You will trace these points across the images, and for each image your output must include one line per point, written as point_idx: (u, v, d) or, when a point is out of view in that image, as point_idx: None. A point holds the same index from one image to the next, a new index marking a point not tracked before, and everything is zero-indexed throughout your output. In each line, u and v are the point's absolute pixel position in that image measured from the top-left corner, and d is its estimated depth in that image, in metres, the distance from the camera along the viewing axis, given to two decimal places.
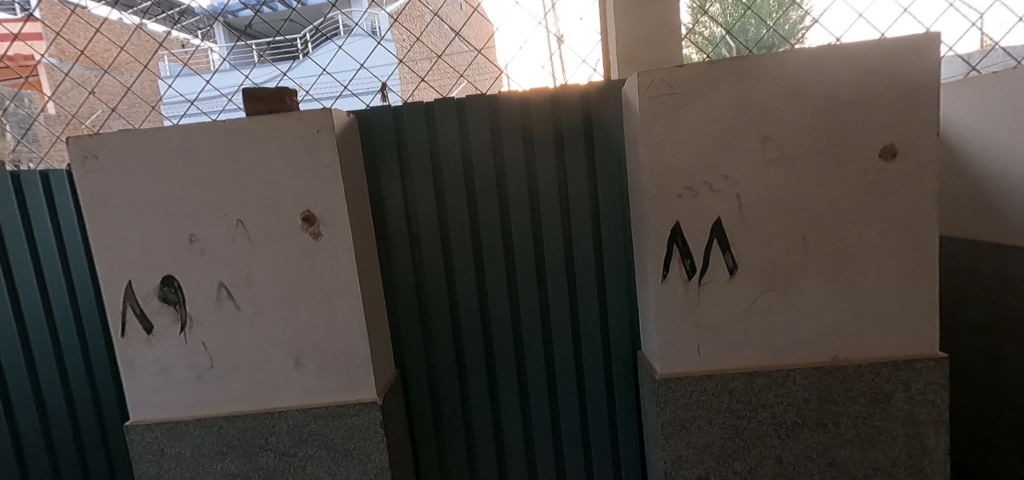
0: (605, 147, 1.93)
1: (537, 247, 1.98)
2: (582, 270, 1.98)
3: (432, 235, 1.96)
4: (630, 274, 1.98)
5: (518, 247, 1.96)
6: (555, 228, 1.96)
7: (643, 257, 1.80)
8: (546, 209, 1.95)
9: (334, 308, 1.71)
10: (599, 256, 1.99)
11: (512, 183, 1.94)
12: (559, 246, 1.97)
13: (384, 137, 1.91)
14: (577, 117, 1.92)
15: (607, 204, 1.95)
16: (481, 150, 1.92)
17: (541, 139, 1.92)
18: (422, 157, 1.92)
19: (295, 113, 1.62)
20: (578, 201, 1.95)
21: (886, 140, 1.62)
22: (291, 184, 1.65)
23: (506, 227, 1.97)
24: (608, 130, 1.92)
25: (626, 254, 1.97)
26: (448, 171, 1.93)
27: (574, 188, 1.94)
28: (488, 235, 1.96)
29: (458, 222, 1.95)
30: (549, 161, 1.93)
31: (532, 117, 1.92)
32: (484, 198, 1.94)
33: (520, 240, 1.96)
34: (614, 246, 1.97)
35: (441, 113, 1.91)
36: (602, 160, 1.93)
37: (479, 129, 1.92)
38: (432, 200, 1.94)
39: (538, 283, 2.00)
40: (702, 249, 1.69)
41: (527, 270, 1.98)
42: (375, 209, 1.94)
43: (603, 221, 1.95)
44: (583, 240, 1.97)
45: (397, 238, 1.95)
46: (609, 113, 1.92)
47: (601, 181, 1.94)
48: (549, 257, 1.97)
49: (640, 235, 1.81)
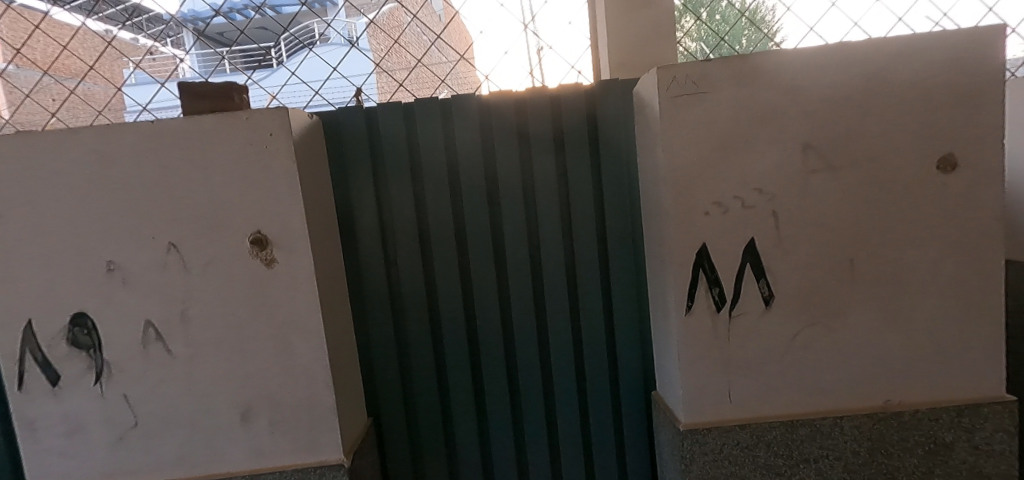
0: (612, 156, 1.66)
1: (536, 273, 1.71)
2: (589, 300, 1.70)
3: (412, 257, 1.66)
4: (643, 303, 1.71)
5: (513, 274, 1.68)
6: (556, 251, 1.68)
7: (661, 284, 1.53)
8: (546, 229, 1.67)
9: (291, 351, 1.40)
10: (607, 283, 1.72)
11: (506, 198, 1.65)
12: (561, 272, 1.69)
13: (354, 143, 1.61)
14: (580, 122, 1.66)
15: (616, 222, 1.68)
16: (469, 158, 1.64)
17: (540, 146, 1.65)
18: (399, 167, 1.63)
19: (242, 113, 1.33)
20: (583, 218, 1.68)
21: (943, 149, 1.39)
22: (237, 199, 1.35)
23: (500, 249, 1.69)
24: (617, 137, 1.66)
25: (639, 281, 1.70)
26: (431, 183, 1.64)
27: (579, 203, 1.67)
28: (478, 257, 1.67)
29: (443, 245, 1.66)
30: (550, 173, 1.66)
31: (530, 122, 1.65)
32: (474, 216, 1.65)
33: (516, 265, 1.68)
34: (625, 271, 1.70)
35: (422, 116, 1.62)
36: (609, 170, 1.67)
37: (467, 135, 1.63)
38: (412, 217, 1.65)
39: (536, 313, 1.71)
40: (734, 276, 1.43)
41: (524, 300, 1.69)
42: (344, 229, 1.64)
43: (611, 241, 1.69)
44: (590, 264, 1.69)
45: (370, 261, 1.65)
46: (617, 115, 1.65)
47: (610, 194, 1.67)
48: (550, 284, 1.69)
49: (657, 259, 1.55)
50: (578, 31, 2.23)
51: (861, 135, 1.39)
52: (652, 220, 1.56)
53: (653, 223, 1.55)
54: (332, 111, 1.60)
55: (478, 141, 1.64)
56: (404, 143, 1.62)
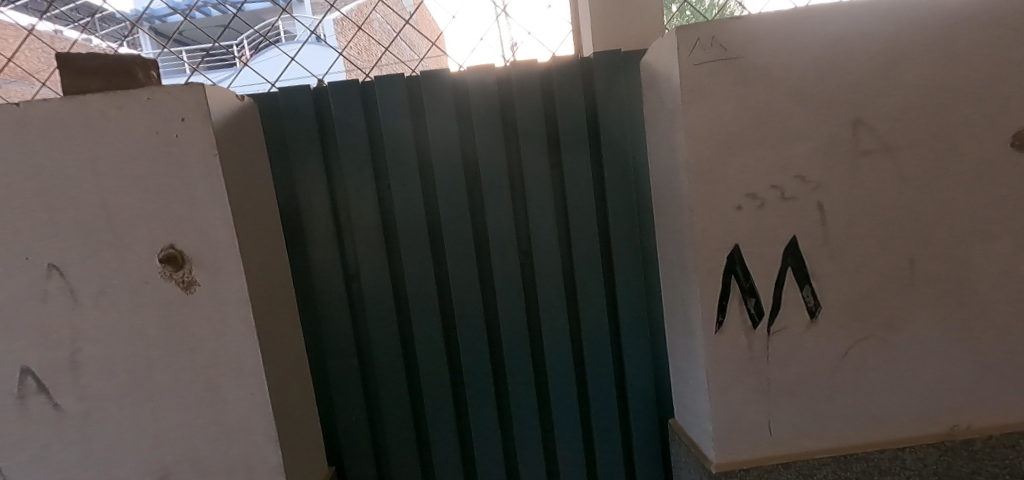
0: (615, 144, 1.39)
1: (528, 287, 1.43)
2: (592, 316, 1.43)
3: (379, 273, 1.36)
4: (654, 317, 1.46)
5: (501, 289, 1.40)
6: (552, 259, 1.40)
7: (681, 295, 1.27)
8: (539, 233, 1.39)
9: (222, 396, 1.11)
10: (612, 295, 1.45)
11: (490, 197, 1.37)
12: (559, 284, 1.41)
13: (300, 133, 1.30)
14: (577, 103, 1.38)
15: (622, 222, 1.41)
16: (444, 150, 1.35)
17: (530, 134, 1.37)
18: (357, 162, 1.32)
19: (143, 92, 1.03)
20: (583, 219, 1.40)
21: (1018, 122, 1.14)
22: (141, 205, 1.05)
23: (484, 259, 1.41)
24: (620, 121, 1.39)
25: (651, 291, 1.45)
26: (397, 180, 1.34)
27: (578, 201, 1.40)
28: (459, 268, 1.38)
29: (415, 255, 1.36)
30: (542, 166, 1.38)
31: (516, 104, 1.37)
32: (452, 220, 1.36)
33: (504, 278, 1.40)
34: (634, 281, 1.43)
35: (385, 98, 1.32)
36: (612, 160, 1.40)
37: (441, 121, 1.34)
38: (376, 223, 1.34)
39: (529, 332, 1.43)
40: (773, 283, 1.16)
41: (516, 320, 1.41)
42: (291, 239, 1.33)
43: (616, 245, 1.41)
44: (593, 273, 1.42)
45: (325, 278, 1.34)
46: (619, 95, 1.39)
47: (614, 189, 1.40)
48: (545, 299, 1.41)
49: (675, 264, 1.28)
50: (560, 14, 1.85)
51: (923, 106, 1.13)
52: (667, 218, 1.30)
53: (669, 221, 1.28)
54: (271, 93, 1.29)
55: (454, 128, 1.35)
56: (362, 131, 1.32)
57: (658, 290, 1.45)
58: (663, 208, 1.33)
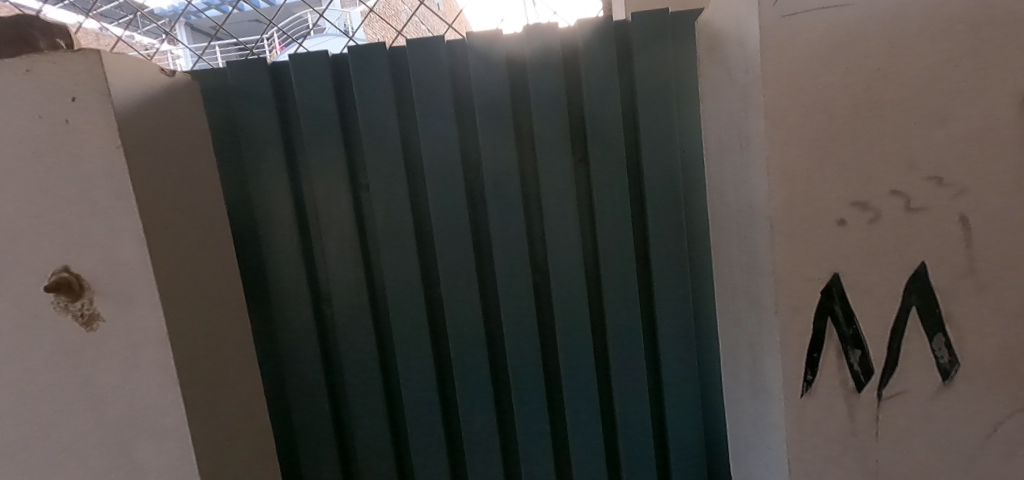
0: (659, 134, 1.07)
1: (544, 314, 1.13)
2: (625, 355, 1.12)
3: (355, 296, 1.08)
4: (705, 354, 1.14)
5: (509, 319, 1.10)
6: (575, 281, 1.10)
7: (749, 336, 0.95)
8: (558, 248, 1.10)
9: (137, 465, 0.85)
10: (650, 327, 1.14)
11: (496, 203, 1.08)
12: (584, 313, 1.10)
13: (254, 121, 1.03)
14: (610, 81, 1.06)
15: (666, 234, 1.09)
16: (437, 142, 1.05)
17: (547, 122, 1.07)
18: (328, 158, 1.05)
19: (21, 63, 0.76)
20: (616, 231, 1.09)
21: None
22: (21, 214, 0.78)
23: (488, 280, 1.12)
24: (667, 104, 1.06)
25: (700, 322, 1.13)
26: (378, 181, 1.05)
27: (608, 207, 1.09)
28: (455, 290, 1.09)
29: (400, 273, 1.08)
30: (563, 163, 1.08)
31: (530, 84, 1.06)
32: (447, 230, 1.07)
33: (513, 305, 1.10)
34: (681, 309, 1.11)
35: (361, 77, 1.04)
36: (655, 154, 1.07)
37: (433, 106, 1.05)
38: (351, 233, 1.07)
39: (546, 370, 1.14)
40: (887, 331, 0.81)
41: (529, 357, 1.11)
42: (247, 254, 1.06)
43: (658, 264, 1.10)
44: (627, 300, 1.10)
45: (288, 303, 1.08)
46: (666, 69, 1.06)
47: (656, 192, 1.08)
48: (564, 332, 1.11)
49: (743, 294, 0.95)
50: None
51: None
52: (737, 232, 0.94)
53: (735, 235, 0.95)
54: (220, 71, 1.02)
55: (451, 114, 1.05)
56: (334, 118, 1.04)
57: (710, 321, 1.13)
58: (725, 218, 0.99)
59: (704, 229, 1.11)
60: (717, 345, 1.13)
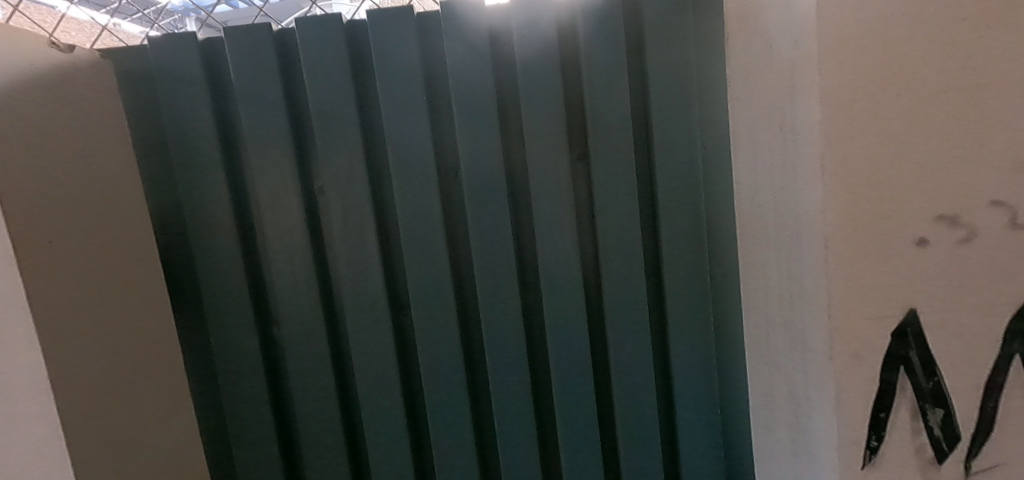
0: (674, 129, 0.88)
1: (536, 343, 0.96)
2: (631, 392, 0.93)
3: (308, 321, 0.90)
4: (731, 393, 0.94)
5: (492, 349, 0.92)
6: (573, 305, 0.92)
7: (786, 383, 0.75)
8: (552, 264, 0.91)
9: None
10: (665, 359, 0.95)
11: (477, 211, 0.89)
12: (583, 343, 0.92)
13: (184, 111, 0.85)
14: (615, 65, 0.87)
15: (684, 247, 0.90)
16: (406, 138, 0.87)
17: (539, 115, 0.88)
18: (273, 156, 0.86)
19: None
20: (621, 245, 0.91)
21: None
22: None
23: (470, 302, 0.94)
24: (686, 92, 0.87)
25: (727, 355, 0.93)
26: (334, 184, 0.87)
27: (612, 217, 0.90)
28: (428, 314, 0.91)
29: (361, 293, 0.90)
30: (559, 163, 0.89)
31: (518, 69, 0.87)
32: (416, 243, 0.89)
33: (497, 333, 0.92)
34: (702, 339, 0.92)
35: (312, 61, 0.85)
36: (671, 151, 0.88)
37: (400, 95, 0.86)
38: (303, 244, 0.88)
39: (537, 407, 0.97)
40: (980, 387, 0.61)
41: (521, 395, 0.93)
42: (178, 269, 0.89)
43: (672, 284, 0.91)
44: (635, 328, 0.92)
45: (226, 329, 0.89)
46: (687, 50, 0.86)
47: (671, 198, 0.89)
48: (557, 366, 0.93)
49: (775, 329, 0.76)
50: None
51: None
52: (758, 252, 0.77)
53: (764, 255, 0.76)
54: (143, 51, 0.86)
55: (423, 105, 0.87)
56: (280, 109, 0.86)
57: (741, 353, 0.93)
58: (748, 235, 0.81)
59: (732, 241, 0.91)
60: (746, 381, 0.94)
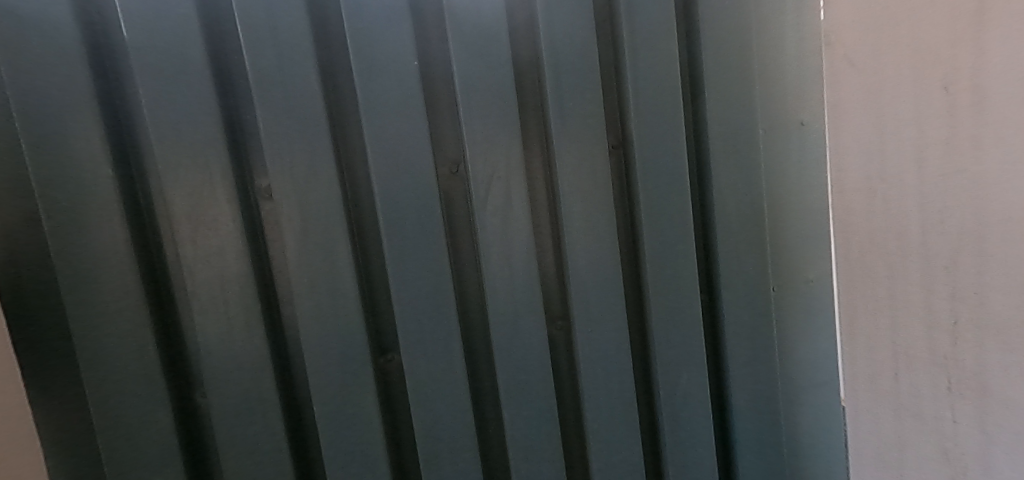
0: (732, 113, 0.68)
1: (564, 390, 0.73)
2: (688, 449, 0.73)
3: (252, 380, 0.61)
4: (799, 437, 0.76)
5: (513, 406, 0.68)
6: (617, 339, 0.70)
7: (937, 419, 0.60)
8: (591, 287, 0.69)
9: None
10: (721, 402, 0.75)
11: (492, 222, 0.65)
12: (627, 388, 0.71)
13: (40, 74, 0.53)
14: (662, 27, 0.67)
15: (746, 250, 0.71)
16: (394, 120, 0.62)
17: (569, 90, 0.66)
18: (193, 143, 0.57)
19: None
20: (671, 257, 0.70)
21: None
22: None
23: (479, 342, 0.69)
24: (744, 66, 0.68)
25: (792, 390, 0.75)
26: (288, 185, 0.60)
27: (663, 223, 0.69)
28: (423, 363, 0.65)
29: (330, 335, 0.62)
30: (594, 154, 0.68)
31: (541, 29, 0.65)
32: (408, 269, 0.63)
33: (519, 383, 0.68)
34: (765, 374, 0.73)
35: (251, 10, 0.58)
36: (726, 132, 0.68)
37: (384, 63, 0.61)
38: (240, 269, 0.59)
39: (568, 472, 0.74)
40: None
41: (556, 464, 0.70)
42: (31, 315, 0.55)
43: (732, 309, 0.71)
44: (690, 366, 0.72)
45: (117, 415, 0.57)
46: (746, 12, 0.67)
47: (730, 197, 0.69)
48: (598, 422, 0.71)
49: (910, 350, 0.62)
50: None
51: None
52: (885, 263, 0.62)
53: (888, 261, 0.62)
54: None
55: (416, 74, 0.62)
56: (205, 78, 0.57)
57: (811, 386, 0.75)
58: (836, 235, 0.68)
59: (798, 248, 0.73)
60: (817, 419, 0.76)
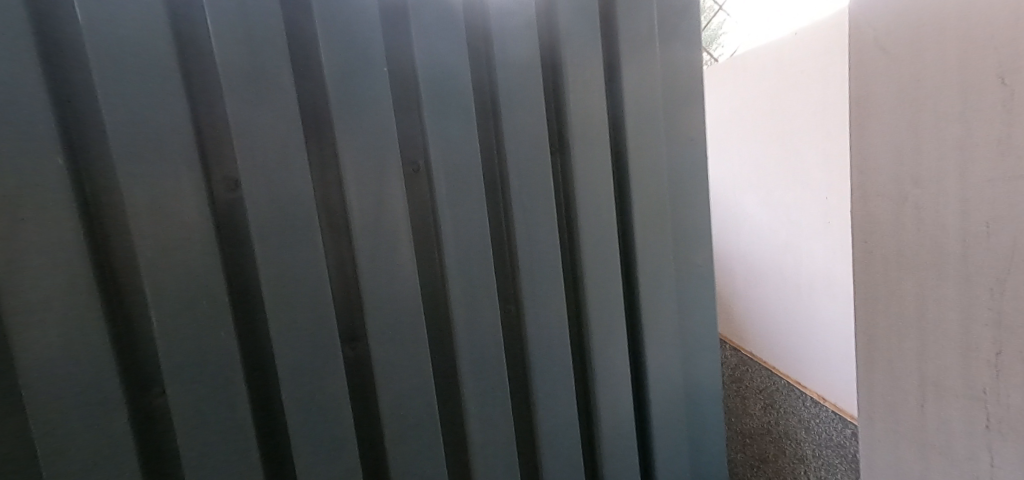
0: (642, 86, 0.68)
1: (520, 396, 0.68)
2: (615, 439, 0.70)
3: (215, 383, 0.56)
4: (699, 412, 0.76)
5: (484, 437, 0.64)
6: (561, 334, 0.66)
7: (971, 463, 0.54)
8: (542, 287, 0.65)
9: None
10: (637, 386, 0.74)
11: (466, 248, 0.61)
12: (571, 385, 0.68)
13: None
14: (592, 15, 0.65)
15: (650, 223, 0.70)
16: (346, 91, 0.56)
17: (516, 68, 0.62)
18: (157, 140, 0.53)
19: None
20: (595, 240, 0.67)
21: None
22: None
23: (440, 336, 0.64)
24: (644, 40, 0.68)
25: (694, 365, 0.75)
26: (256, 191, 0.55)
27: (592, 209, 0.67)
28: (389, 386, 0.60)
29: (292, 331, 0.57)
30: (538, 137, 0.64)
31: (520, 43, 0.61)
32: (376, 284, 0.59)
33: (491, 413, 0.64)
34: (665, 346, 0.73)
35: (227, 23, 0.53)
36: (631, 105, 0.68)
37: (360, 83, 0.57)
38: (205, 268, 0.55)
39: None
40: None
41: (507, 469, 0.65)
42: None
43: (642, 284, 0.70)
44: (613, 355, 0.69)
45: (68, 425, 0.52)
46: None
47: (636, 170, 0.69)
48: (548, 424, 0.67)
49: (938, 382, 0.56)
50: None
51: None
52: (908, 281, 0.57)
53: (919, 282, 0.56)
54: None
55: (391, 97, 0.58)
56: (169, 54, 0.53)
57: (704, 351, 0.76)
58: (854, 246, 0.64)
59: (694, 219, 0.73)
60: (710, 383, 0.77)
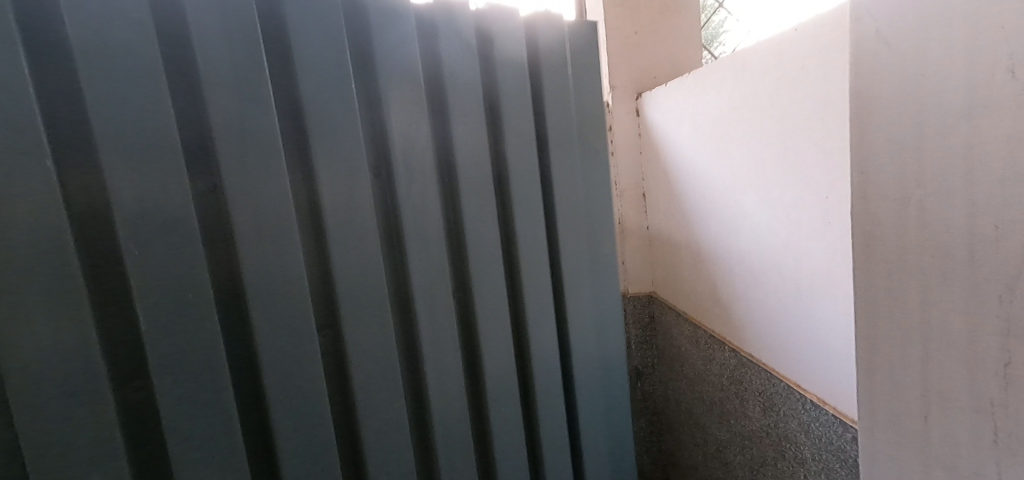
0: (520, 136, 0.93)
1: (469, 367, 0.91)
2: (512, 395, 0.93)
3: (195, 372, 0.64)
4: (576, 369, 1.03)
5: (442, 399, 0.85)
6: (496, 319, 0.91)
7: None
8: (485, 284, 0.90)
9: None
10: (520, 351, 0.97)
11: (427, 261, 0.82)
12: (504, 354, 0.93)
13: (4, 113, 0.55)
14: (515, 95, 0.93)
15: (536, 231, 0.96)
16: (324, 143, 0.73)
17: (461, 131, 0.86)
18: (154, 169, 0.61)
19: None
20: (483, 245, 0.89)
21: None
22: None
23: (406, 317, 0.83)
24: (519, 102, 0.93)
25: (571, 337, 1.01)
26: (249, 217, 0.67)
27: (488, 223, 0.89)
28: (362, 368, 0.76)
29: (272, 327, 0.68)
30: (474, 174, 0.87)
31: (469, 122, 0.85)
32: (354, 290, 0.75)
33: (448, 379, 0.86)
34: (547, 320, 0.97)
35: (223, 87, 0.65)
36: (518, 148, 0.93)
37: (339, 136, 0.73)
38: (185, 278, 0.63)
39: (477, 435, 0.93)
40: None
41: (449, 414, 0.86)
42: None
43: (529, 277, 0.95)
44: (505, 335, 0.92)
45: (56, 416, 0.58)
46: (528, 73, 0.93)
47: (520, 192, 0.93)
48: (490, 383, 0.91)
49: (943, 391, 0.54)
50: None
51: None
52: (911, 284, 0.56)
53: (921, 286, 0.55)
54: None
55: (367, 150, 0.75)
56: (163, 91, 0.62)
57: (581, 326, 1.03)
58: (856, 247, 0.62)
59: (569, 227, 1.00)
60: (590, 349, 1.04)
